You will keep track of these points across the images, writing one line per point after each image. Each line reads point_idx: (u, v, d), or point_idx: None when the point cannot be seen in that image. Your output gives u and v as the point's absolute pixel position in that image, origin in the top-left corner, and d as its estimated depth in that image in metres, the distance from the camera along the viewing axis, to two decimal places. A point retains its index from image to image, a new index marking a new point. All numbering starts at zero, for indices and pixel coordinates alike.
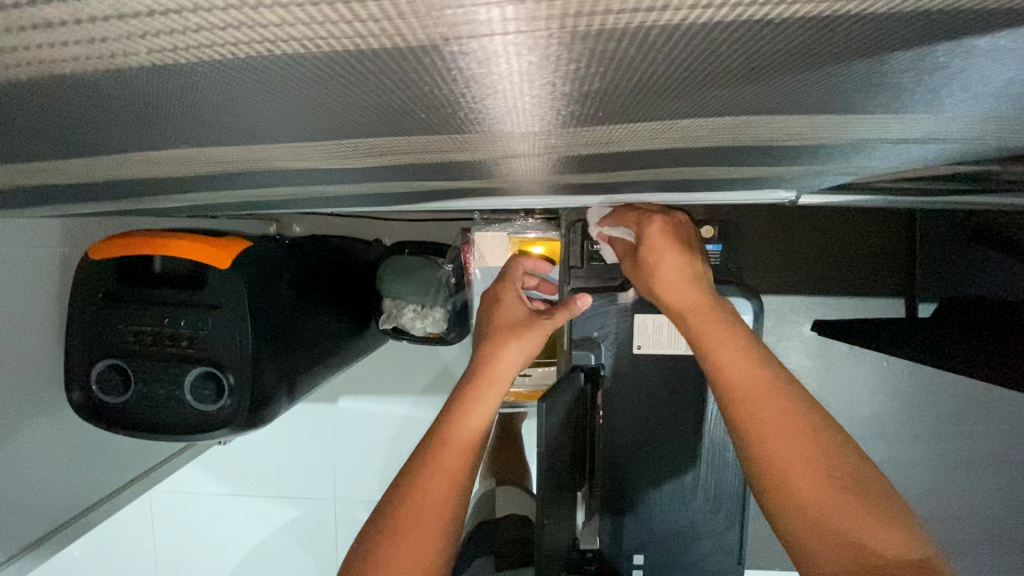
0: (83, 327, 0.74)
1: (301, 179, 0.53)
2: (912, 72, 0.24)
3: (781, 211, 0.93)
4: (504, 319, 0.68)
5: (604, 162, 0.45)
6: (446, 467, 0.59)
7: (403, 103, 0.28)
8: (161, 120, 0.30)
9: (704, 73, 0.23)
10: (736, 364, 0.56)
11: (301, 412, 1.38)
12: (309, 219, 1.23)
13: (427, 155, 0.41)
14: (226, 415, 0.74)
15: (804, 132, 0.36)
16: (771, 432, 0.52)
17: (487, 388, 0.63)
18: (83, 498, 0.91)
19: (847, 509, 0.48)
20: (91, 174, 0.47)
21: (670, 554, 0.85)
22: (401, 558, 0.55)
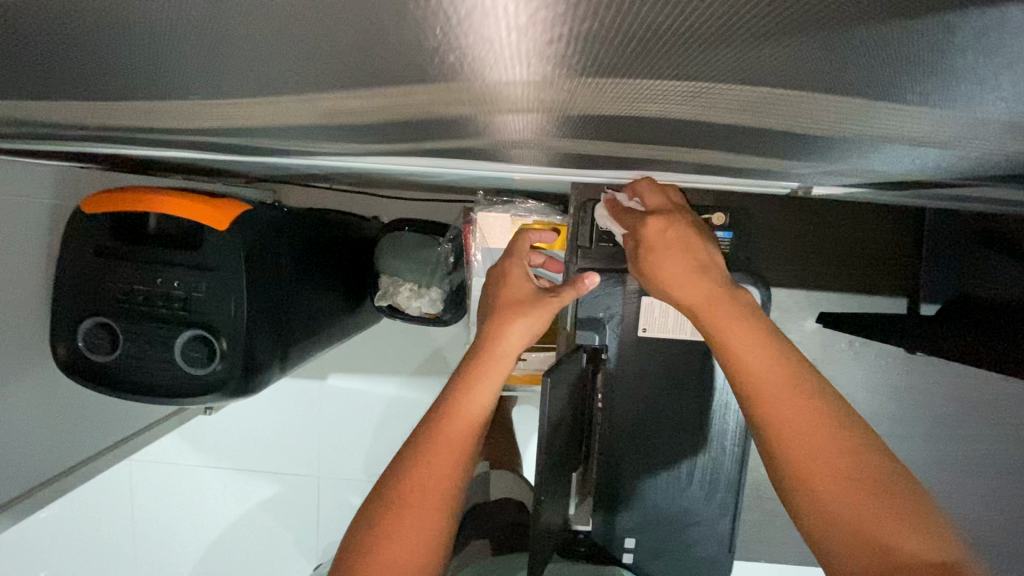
0: (72, 281, 0.72)
1: (304, 137, 0.52)
2: (944, 40, 0.24)
3: (785, 208, 0.94)
4: (510, 294, 0.67)
5: (619, 126, 0.44)
6: (450, 442, 0.58)
7: (427, 44, 0.27)
8: (170, 47, 0.30)
9: (729, 17, 0.23)
10: (757, 361, 0.56)
11: (287, 387, 1.36)
12: (308, 191, 1.21)
13: (446, 109, 0.40)
14: (217, 379, 0.72)
15: (825, 116, 0.35)
16: (791, 433, 0.53)
17: (492, 363, 0.62)
18: (63, 459, 0.89)
19: (867, 510, 0.49)
20: (92, 115, 0.46)
21: (661, 538, 0.86)
22: (406, 528, 0.55)
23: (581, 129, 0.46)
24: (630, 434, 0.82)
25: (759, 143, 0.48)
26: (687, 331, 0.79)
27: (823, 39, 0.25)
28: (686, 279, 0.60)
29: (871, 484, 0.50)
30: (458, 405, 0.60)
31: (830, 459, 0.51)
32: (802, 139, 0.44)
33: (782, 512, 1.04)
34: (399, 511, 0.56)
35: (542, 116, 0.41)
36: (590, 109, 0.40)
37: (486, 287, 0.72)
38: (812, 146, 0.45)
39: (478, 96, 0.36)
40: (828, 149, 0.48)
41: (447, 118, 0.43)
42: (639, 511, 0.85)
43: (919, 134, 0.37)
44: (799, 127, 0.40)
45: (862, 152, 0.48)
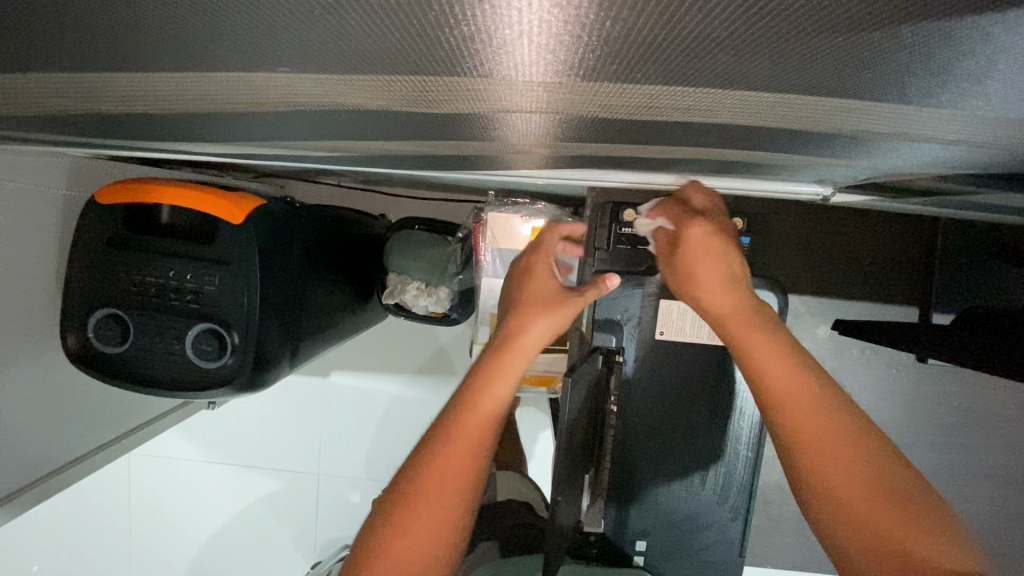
0: (84, 271, 0.72)
1: (323, 129, 0.52)
2: (1003, 53, 0.24)
3: (797, 214, 0.94)
4: (536, 290, 0.68)
5: (641, 130, 0.44)
6: (468, 433, 0.58)
7: (476, 36, 0.27)
8: (211, 36, 0.30)
9: (792, 25, 0.24)
10: (778, 372, 0.56)
11: (290, 383, 1.36)
12: (317, 187, 1.21)
13: (466, 105, 0.40)
14: (228, 373, 0.72)
15: (866, 120, 0.36)
16: (814, 444, 0.53)
17: (516, 359, 0.63)
18: (67, 451, 0.89)
19: (888, 518, 0.49)
20: (122, 102, 0.46)
21: (672, 541, 0.86)
22: (425, 517, 0.55)
23: (592, 132, 0.46)
24: (646, 435, 0.82)
25: (787, 149, 0.48)
26: (704, 336, 0.80)
27: (883, 49, 0.25)
28: (720, 288, 0.61)
29: (889, 494, 0.50)
30: (474, 397, 0.60)
31: (851, 469, 0.52)
32: (832, 145, 0.45)
33: (788, 519, 1.05)
34: (417, 498, 0.56)
35: (572, 116, 0.41)
36: (620, 117, 0.40)
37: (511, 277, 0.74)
38: (841, 149, 0.46)
39: (514, 96, 0.37)
40: (856, 155, 0.49)
41: (466, 114, 0.43)
42: (652, 514, 0.85)
43: (952, 136, 0.38)
44: (829, 132, 0.40)
45: (888, 158, 0.49)
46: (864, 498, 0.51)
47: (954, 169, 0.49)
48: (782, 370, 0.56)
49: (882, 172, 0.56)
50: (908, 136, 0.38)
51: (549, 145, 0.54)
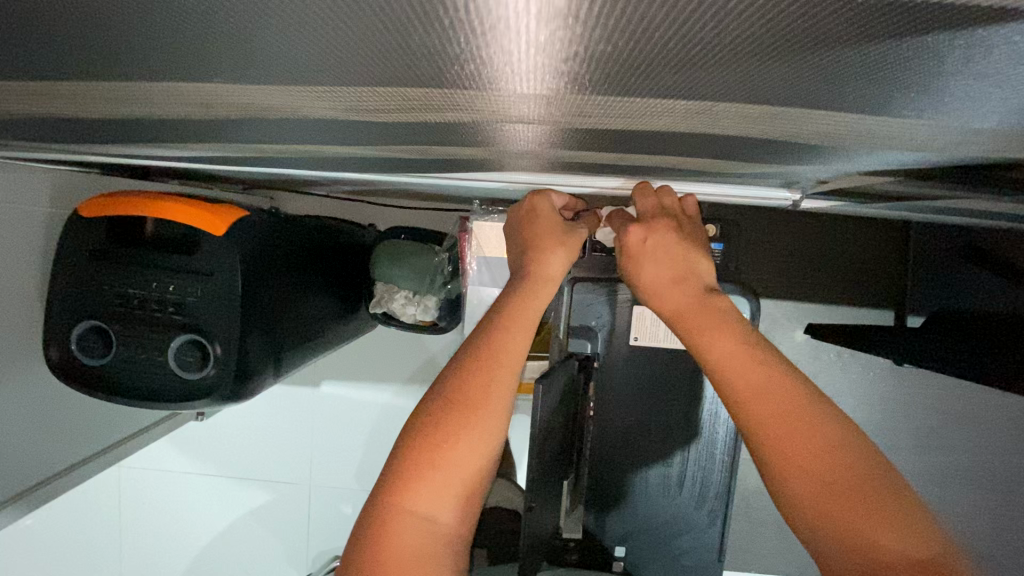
0: (65, 284, 0.72)
1: (306, 135, 0.52)
2: (934, 64, 0.25)
3: (775, 220, 0.96)
4: (544, 224, 0.67)
5: (614, 136, 0.45)
6: (510, 350, 0.59)
7: (430, 49, 0.27)
8: (188, 48, 0.30)
9: (728, 47, 0.25)
10: (735, 355, 0.51)
11: (279, 393, 1.36)
12: (304, 198, 1.22)
13: (440, 112, 0.40)
14: (210, 383, 0.72)
15: (823, 127, 0.37)
16: (777, 431, 0.48)
17: (539, 282, 0.63)
18: (53, 465, 0.89)
19: (859, 510, 0.45)
20: (103, 109, 0.46)
21: (651, 546, 0.87)
22: (472, 438, 0.55)
23: (573, 138, 0.47)
24: (620, 440, 0.84)
25: (751, 156, 0.50)
26: (678, 340, 0.81)
27: (818, 60, 0.26)
28: (666, 265, 0.57)
29: (862, 482, 0.46)
30: (493, 348, 0.58)
31: (822, 458, 0.47)
32: (793, 151, 0.46)
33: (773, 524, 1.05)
34: (445, 446, 0.54)
35: (546, 124, 0.41)
36: (593, 125, 0.41)
37: (507, 223, 0.72)
38: (801, 154, 0.47)
39: (493, 106, 0.37)
40: (819, 160, 0.50)
41: (440, 122, 0.44)
42: (630, 518, 0.86)
43: (909, 144, 0.39)
44: (787, 139, 0.41)
45: (848, 164, 0.50)
46: (834, 489, 0.46)
47: (915, 175, 0.51)
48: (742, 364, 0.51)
49: (853, 177, 0.57)
50: (864, 139, 0.39)
51: (521, 149, 0.55)
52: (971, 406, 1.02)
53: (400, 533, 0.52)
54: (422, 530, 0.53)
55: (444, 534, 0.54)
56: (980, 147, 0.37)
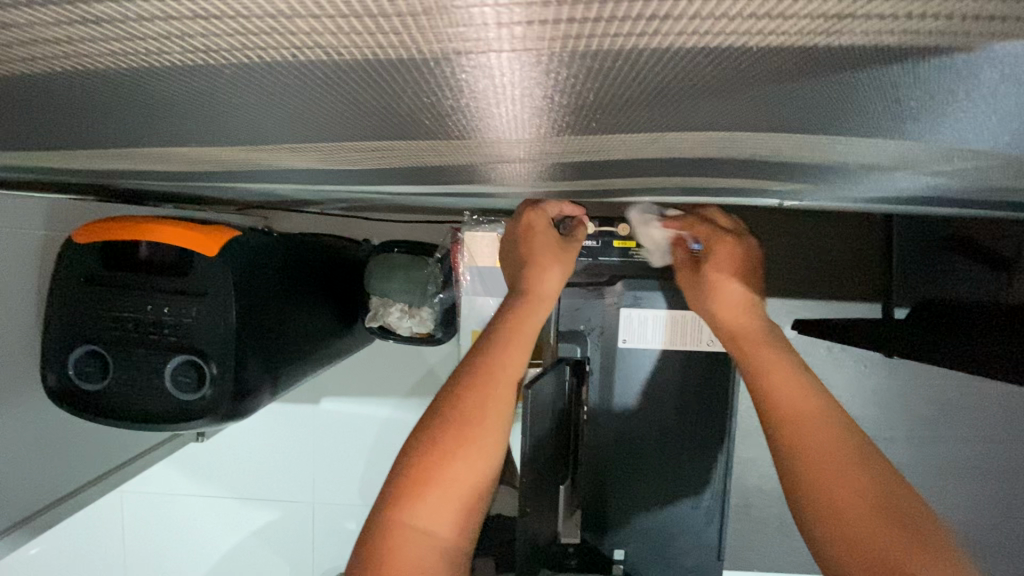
0: (61, 310, 0.73)
1: (294, 177, 0.53)
2: (889, 94, 0.26)
3: (762, 221, 0.97)
4: (540, 242, 0.68)
5: (598, 167, 0.45)
6: (507, 367, 0.60)
7: (401, 112, 0.28)
8: (163, 121, 0.31)
9: (686, 89, 0.26)
10: (775, 370, 0.56)
11: (280, 412, 1.36)
12: (298, 216, 1.23)
13: (420, 158, 0.41)
14: (207, 405, 0.73)
15: (782, 151, 0.38)
16: (811, 445, 0.51)
17: (536, 301, 0.65)
18: (54, 490, 0.89)
19: (886, 531, 0.46)
20: (84, 161, 0.46)
21: (649, 547, 0.88)
22: (471, 453, 0.55)
23: (561, 170, 0.48)
24: (615, 442, 0.85)
25: (732, 175, 0.50)
26: (665, 340, 0.83)
27: (779, 95, 0.27)
28: (736, 309, 0.63)
29: (889, 509, 0.47)
30: (491, 364, 0.59)
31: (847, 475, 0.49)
32: (772, 170, 0.47)
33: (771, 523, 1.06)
34: (445, 461, 0.54)
35: (527, 160, 0.42)
36: (574, 159, 0.42)
37: (504, 241, 0.73)
38: (777, 172, 0.48)
39: (478, 151, 0.38)
40: (807, 179, 0.50)
41: (422, 164, 0.44)
42: (628, 520, 0.87)
43: (882, 165, 0.39)
44: (757, 161, 0.43)
45: (839, 183, 0.51)
46: (864, 508, 0.48)
47: (904, 188, 0.51)
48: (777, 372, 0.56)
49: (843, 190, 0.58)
50: (838, 163, 0.40)
51: (509, 184, 0.56)
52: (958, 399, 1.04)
53: (401, 547, 0.51)
54: (422, 545, 0.52)
55: (445, 548, 0.53)
56: (946, 166, 0.39)
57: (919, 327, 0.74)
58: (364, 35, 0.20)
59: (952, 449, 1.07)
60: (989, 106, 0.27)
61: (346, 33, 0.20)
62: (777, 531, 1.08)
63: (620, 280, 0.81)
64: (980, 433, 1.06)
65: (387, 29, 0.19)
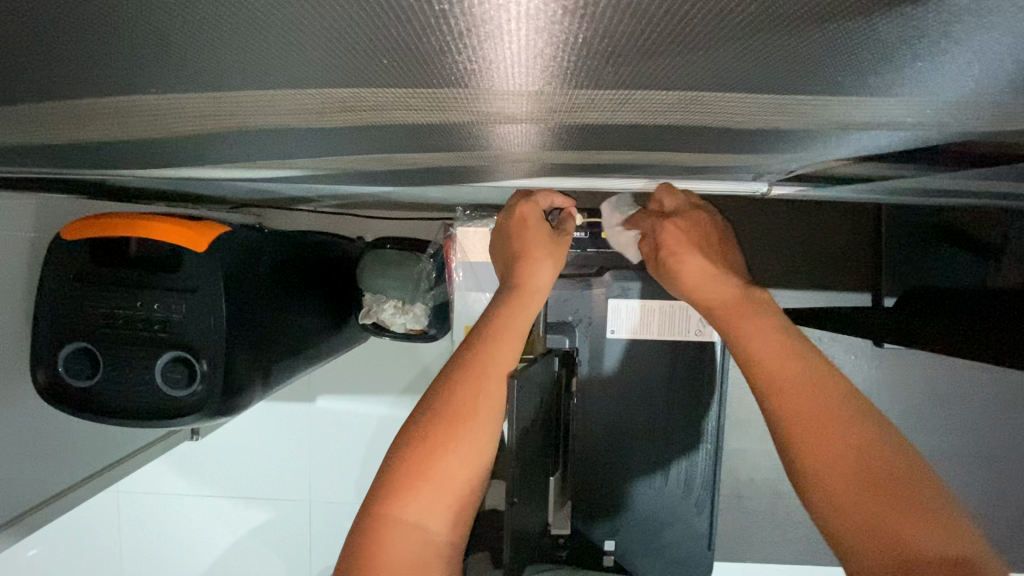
0: (50, 307, 0.73)
1: (283, 149, 0.52)
2: (875, 39, 0.26)
3: (751, 211, 0.97)
4: (532, 237, 0.68)
5: (591, 132, 0.45)
6: (499, 363, 0.59)
7: (380, 45, 0.27)
8: (138, 57, 0.29)
9: (670, 32, 0.26)
10: (763, 343, 0.55)
11: (275, 409, 1.36)
12: (289, 214, 1.23)
13: (403, 113, 0.40)
14: (197, 400, 0.73)
15: (765, 116, 0.39)
16: (803, 418, 0.50)
17: (527, 297, 0.64)
18: (47, 488, 0.89)
19: (884, 500, 0.46)
20: (70, 135, 0.46)
21: (640, 539, 0.88)
22: (461, 449, 0.55)
23: (550, 139, 0.48)
24: (604, 434, 0.85)
25: (715, 147, 0.51)
26: (655, 331, 0.83)
27: (767, 42, 0.27)
28: (707, 283, 0.60)
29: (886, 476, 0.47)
30: (481, 359, 0.59)
31: (842, 444, 0.48)
32: (755, 138, 0.47)
33: (764, 511, 1.08)
34: (435, 457, 0.54)
35: (520, 120, 0.42)
36: (570, 120, 0.41)
37: (497, 233, 0.73)
38: (762, 141, 0.48)
39: (468, 103, 0.37)
40: (787, 147, 0.51)
41: (406, 125, 0.44)
42: (620, 511, 0.87)
43: (863, 122, 0.40)
44: (739, 129, 0.43)
45: (820, 150, 0.51)
46: (861, 479, 0.47)
47: (879, 154, 0.51)
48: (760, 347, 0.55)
49: (823, 163, 0.58)
50: (830, 122, 0.40)
51: (498, 151, 0.55)
52: (945, 383, 1.06)
53: (392, 542, 0.51)
54: (413, 540, 0.52)
55: (436, 542, 0.53)
56: (940, 116, 0.38)
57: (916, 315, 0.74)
58: None
59: (944, 436, 1.07)
60: (971, 46, 0.27)
61: None
62: (772, 522, 1.09)
63: (609, 271, 0.81)
64: (971, 419, 1.07)
65: None
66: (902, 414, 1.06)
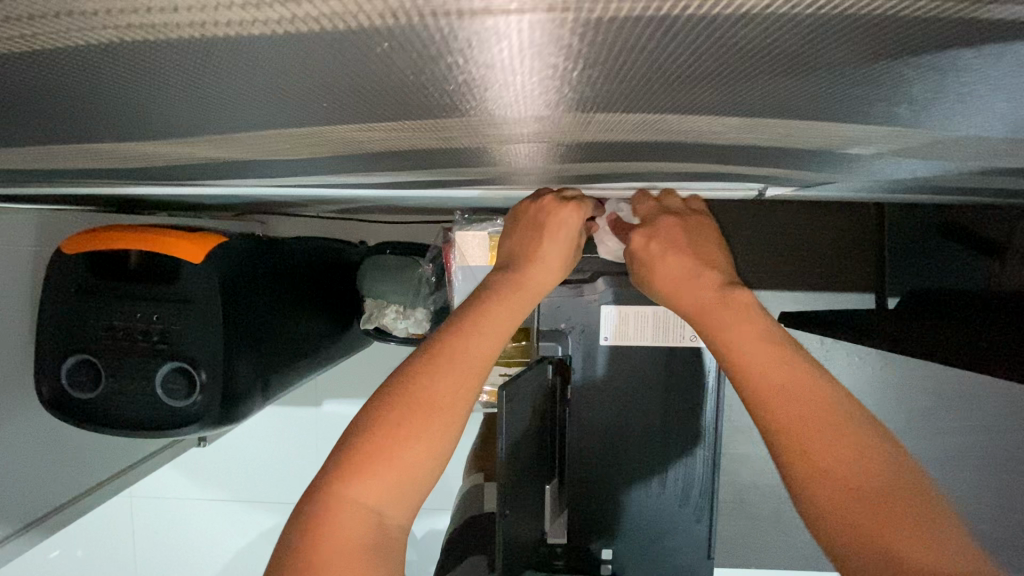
0: (54, 320, 0.74)
1: (263, 171, 0.52)
2: (861, 74, 0.25)
3: (748, 212, 0.98)
4: (553, 208, 0.56)
5: (573, 152, 0.44)
6: (479, 350, 0.48)
7: (357, 83, 0.27)
8: (105, 98, 0.30)
9: (648, 72, 0.25)
10: (776, 365, 0.46)
11: (281, 414, 1.37)
12: (292, 220, 1.24)
13: (381, 144, 0.40)
14: (197, 411, 0.73)
15: (747, 135, 0.38)
16: (830, 461, 0.42)
17: (524, 277, 0.53)
18: (56, 497, 0.91)
19: (924, 559, 0.39)
20: (62, 163, 0.46)
21: (637, 547, 0.87)
22: (426, 447, 0.45)
23: (536, 157, 0.48)
24: (599, 443, 0.85)
25: (705, 158, 0.49)
26: (648, 337, 0.82)
27: (754, 77, 0.26)
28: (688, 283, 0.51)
29: (926, 534, 0.40)
30: (461, 340, 0.48)
31: (867, 494, 0.41)
32: (744, 154, 0.46)
33: (769, 513, 1.07)
34: (398, 447, 0.44)
35: (498, 143, 0.41)
36: (546, 142, 0.41)
37: (521, 195, 0.62)
38: (753, 158, 0.47)
39: (450, 131, 0.37)
40: (785, 164, 0.49)
41: (385, 148, 0.43)
42: (622, 518, 0.87)
43: (857, 146, 0.39)
44: (725, 148, 0.42)
45: (820, 168, 0.50)
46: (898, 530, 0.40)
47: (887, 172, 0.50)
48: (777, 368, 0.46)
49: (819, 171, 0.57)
50: (824, 144, 0.39)
51: (514, 167, 0.55)
52: (955, 386, 1.05)
53: (339, 524, 0.42)
54: (355, 540, 0.42)
55: (392, 533, 0.44)
56: (923, 146, 0.38)
57: (912, 318, 0.71)
58: (349, 1, 0.19)
59: (955, 438, 1.05)
60: (951, 85, 0.26)
61: (301, 9, 0.19)
62: (779, 526, 1.07)
63: (602, 277, 0.81)
64: (981, 422, 1.04)
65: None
66: (909, 417, 1.05)
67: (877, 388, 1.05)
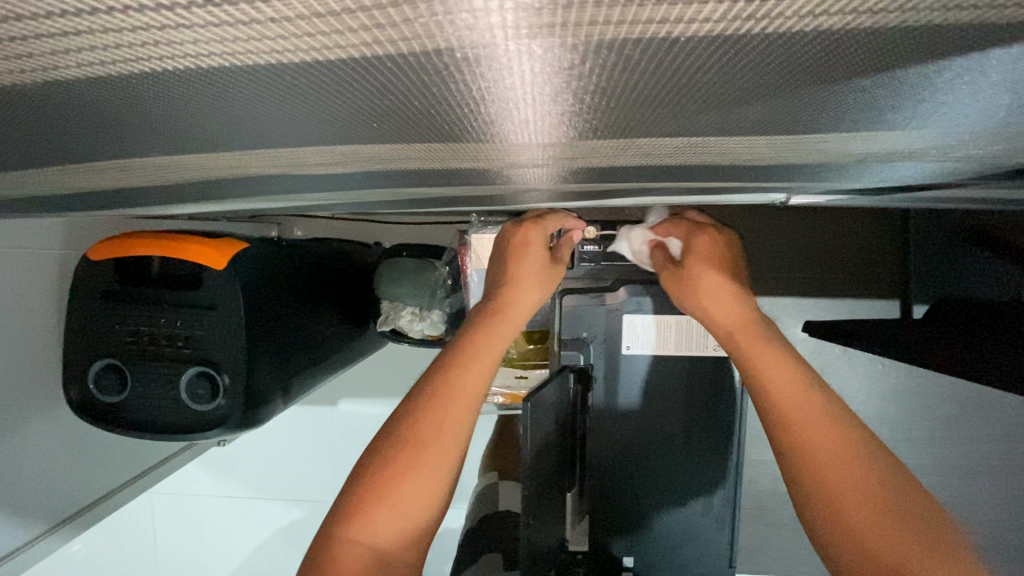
0: (81, 325, 0.75)
1: (293, 187, 0.52)
2: (907, 86, 0.25)
3: (769, 218, 0.97)
4: (526, 263, 0.68)
5: (607, 169, 0.44)
6: (467, 388, 0.58)
7: (379, 110, 0.27)
8: (138, 127, 0.30)
9: (683, 96, 0.25)
10: (773, 373, 0.57)
11: (299, 414, 1.38)
12: (309, 223, 1.25)
13: (412, 162, 0.40)
14: (221, 414, 0.74)
15: (787, 154, 0.37)
16: (812, 443, 0.53)
17: (504, 323, 0.64)
18: (84, 495, 0.93)
19: (883, 528, 0.48)
20: (90, 183, 0.46)
21: (658, 552, 0.88)
22: (422, 475, 0.54)
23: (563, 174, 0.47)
24: (620, 451, 0.85)
25: (735, 178, 0.49)
26: (671, 346, 0.82)
27: (794, 96, 0.25)
28: (722, 300, 0.64)
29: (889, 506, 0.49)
30: (452, 382, 0.58)
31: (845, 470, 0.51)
32: (776, 171, 0.45)
33: (788, 518, 1.06)
34: (397, 479, 0.53)
35: (531, 164, 0.41)
36: (578, 163, 0.40)
37: (495, 251, 0.73)
38: (782, 173, 0.47)
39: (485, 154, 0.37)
40: (815, 177, 0.49)
41: (417, 167, 0.43)
42: (641, 524, 0.87)
43: (891, 158, 0.39)
44: (760, 163, 0.42)
45: (847, 178, 0.49)
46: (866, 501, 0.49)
47: (919, 176, 0.49)
48: (781, 378, 0.57)
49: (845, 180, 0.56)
50: (861, 158, 0.38)
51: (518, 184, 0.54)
52: (979, 394, 1.03)
53: (351, 546, 0.51)
54: (362, 557, 0.50)
55: (390, 563, 0.52)
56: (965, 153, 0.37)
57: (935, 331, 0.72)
58: (346, 31, 0.19)
59: (978, 446, 1.04)
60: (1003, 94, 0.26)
61: (306, 36, 0.19)
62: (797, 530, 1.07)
63: (623, 285, 0.81)
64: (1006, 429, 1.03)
65: (380, 19, 0.18)
66: (931, 424, 1.04)
67: (898, 394, 1.04)
